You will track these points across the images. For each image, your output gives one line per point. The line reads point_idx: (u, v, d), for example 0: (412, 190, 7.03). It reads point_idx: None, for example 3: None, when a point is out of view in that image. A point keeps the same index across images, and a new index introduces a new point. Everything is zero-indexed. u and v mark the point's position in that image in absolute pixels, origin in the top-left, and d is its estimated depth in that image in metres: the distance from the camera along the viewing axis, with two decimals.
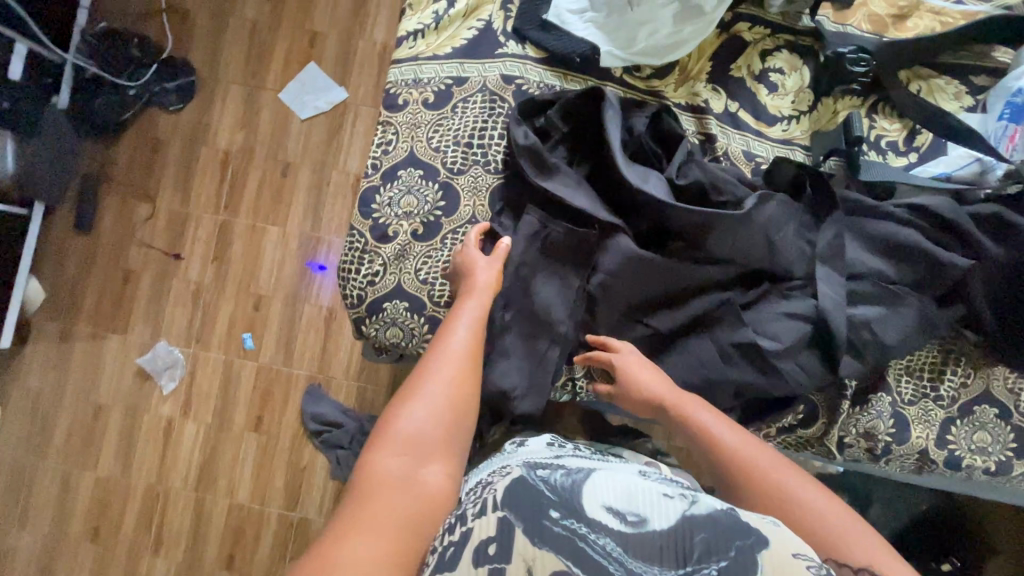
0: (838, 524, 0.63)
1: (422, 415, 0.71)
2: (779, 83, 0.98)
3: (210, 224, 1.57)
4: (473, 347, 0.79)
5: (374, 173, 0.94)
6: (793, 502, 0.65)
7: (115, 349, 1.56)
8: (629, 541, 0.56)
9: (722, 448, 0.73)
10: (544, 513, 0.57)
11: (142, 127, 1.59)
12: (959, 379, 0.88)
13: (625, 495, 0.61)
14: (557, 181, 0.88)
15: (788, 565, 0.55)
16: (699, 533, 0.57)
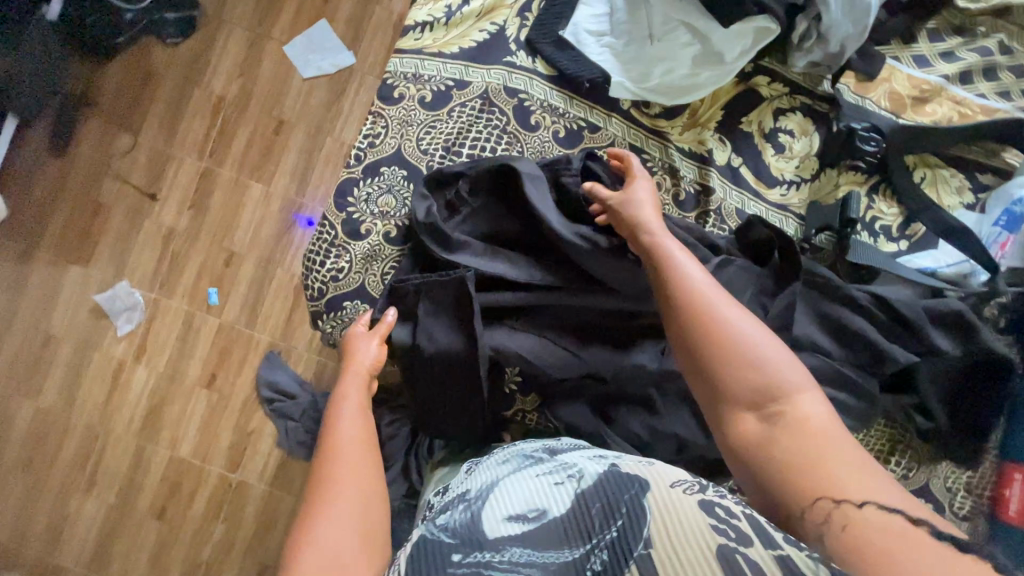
0: (791, 378, 0.68)
1: (337, 519, 0.69)
2: (787, 145, 1.09)
3: (192, 170, 1.51)
4: (363, 437, 0.84)
5: (355, 167, 1.08)
6: (750, 349, 0.71)
7: (75, 281, 1.51)
8: (532, 539, 0.65)
9: (688, 287, 0.79)
10: (447, 559, 0.63)
11: (135, 56, 1.51)
12: (901, 468, 1.00)
13: (515, 499, 0.71)
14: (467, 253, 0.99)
15: (678, 499, 0.63)
16: (594, 503, 0.67)
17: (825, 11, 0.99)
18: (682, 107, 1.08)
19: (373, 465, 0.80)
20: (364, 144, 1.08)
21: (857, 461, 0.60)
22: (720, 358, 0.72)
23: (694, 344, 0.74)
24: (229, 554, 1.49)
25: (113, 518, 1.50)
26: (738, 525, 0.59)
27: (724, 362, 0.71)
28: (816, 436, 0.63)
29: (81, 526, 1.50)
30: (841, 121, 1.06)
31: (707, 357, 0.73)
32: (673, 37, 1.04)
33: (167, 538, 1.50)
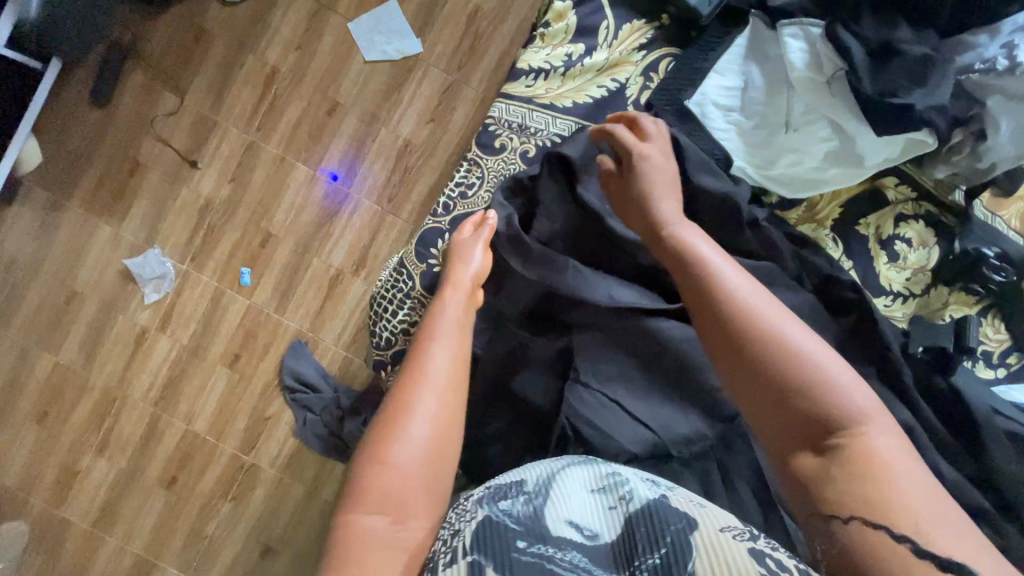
0: (857, 397, 0.59)
1: (412, 447, 0.66)
2: (901, 255, 0.93)
3: (236, 141, 1.44)
4: (455, 366, 0.75)
5: (444, 217, 1.00)
6: (812, 370, 0.61)
7: (104, 240, 1.45)
8: (596, 553, 0.58)
9: (729, 289, 0.69)
10: (511, 544, 0.56)
11: (189, 12, 1.43)
12: None
13: (580, 509, 0.62)
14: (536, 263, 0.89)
15: (724, 547, 0.56)
16: (638, 527, 0.59)
17: (992, 134, 0.84)
18: (802, 200, 0.94)
19: (462, 398, 0.74)
20: (454, 193, 1.01)
21: (929, 510, 0.50)
22: (777, 380, 0.62)
23: (741, 345, 0.64)
24: (233, 531, 1.50)
25: (122, 482, 1.50)
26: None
27: (783, 384, 0.61)
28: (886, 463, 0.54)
29: (88, 485, 1.50)
30: (965, 242, 0.91)
31: (758, 372, 0.63)
32: (813, 128, 0.89)
33: (173, 508, 1.50)
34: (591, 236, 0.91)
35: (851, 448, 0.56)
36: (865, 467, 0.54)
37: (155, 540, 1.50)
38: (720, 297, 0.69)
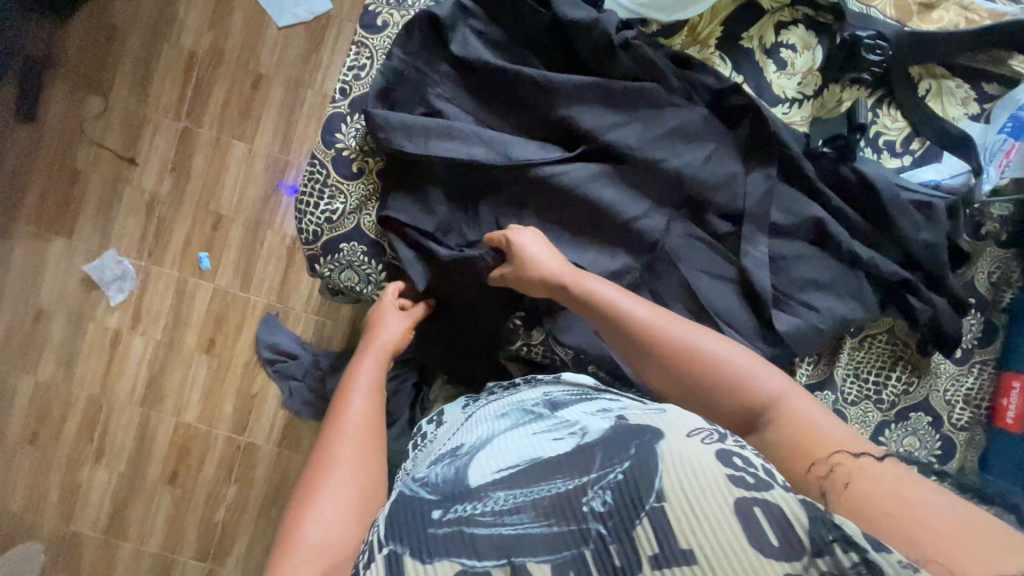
0: (772, 385, 0.57)
1: (329, 512, 0.55)
2: (787, 60, 0.79)
3: (169, 131, 1.45)
4: (373, 412, 0.67)
5: (342, 100, 0.74)
6: (720, 373, 0.59)
7: (59, 254, 1.47)
8: (521, 482, 0.51)
9: (652, 329, 0.63)
10: (426, 519, 0.51)
11: (98, 13, 1.44)
12: (901, 384, 0.84)
13: (509, 453, 0.56)
14: (417, 148, 0.70)
15: (693, 453, 0.48)
16: (595, 448, 0.51)
17: None
18: None
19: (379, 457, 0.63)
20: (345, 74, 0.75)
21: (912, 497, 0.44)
22: (693, 386, 0.60)
23: (670, 373, 0.62)
24: (243, 513, 1.51)
25: (125, 487, 1.51)
26: (758, 474, 0.46)
27: (695, 388, 0.60)
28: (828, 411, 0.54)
29: (93, 496, 1.51)
30: None
31: (668, 394, 0.63)
32: None
33: (180, 503, 1.52)
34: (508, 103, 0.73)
35: (751, 408, 0.56)
36: (855, 496, 0.45)
37: (169, 538, 1.52)
38: (643, 345, 0.64)
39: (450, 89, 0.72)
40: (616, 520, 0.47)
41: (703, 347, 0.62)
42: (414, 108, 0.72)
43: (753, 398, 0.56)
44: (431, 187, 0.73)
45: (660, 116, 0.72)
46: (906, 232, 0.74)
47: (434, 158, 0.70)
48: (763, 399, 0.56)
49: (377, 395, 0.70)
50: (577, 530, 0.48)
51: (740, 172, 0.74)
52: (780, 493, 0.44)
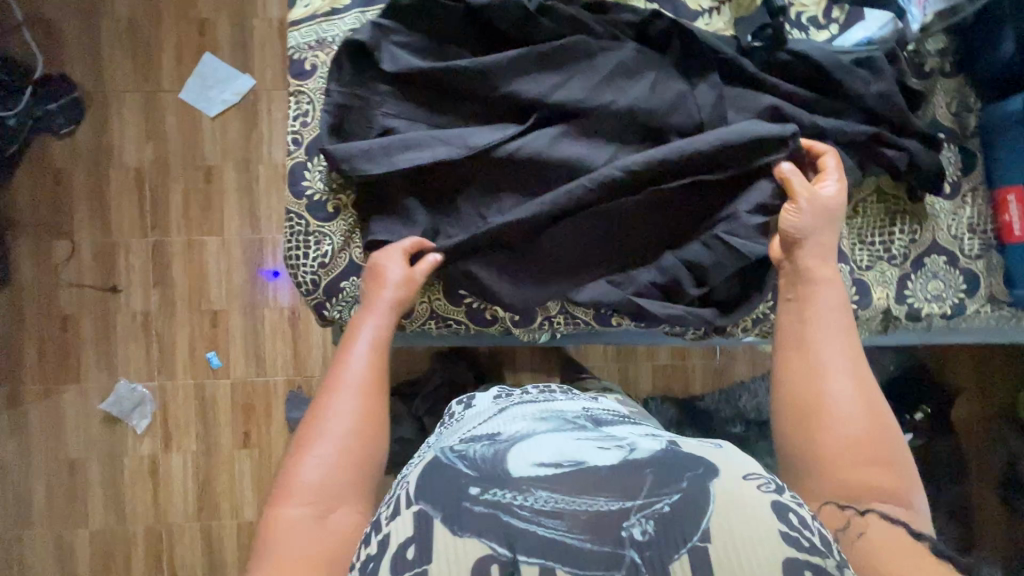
0: (886, 481, 0.59)
1: (327, 451, 0.60)
2: None
3: (141, 249, 1.47)
4: (376, 368, 0.68)
5: (297, 150, 0.75)
6: (825, 411, 0.62)
7: (73, 401, 1.46)
8: (566, 483, 0.52)
9: (812, 365, 0.66)
10: (462, 492, 0.52)
11: (37, 160, 1.46)
12: (907, 235, 0.86)
13: (552, 450, 0.56)
14: (380, 165, 0.72)
15: (752, 497, 0.51)
16: (646, 469, 0.53)
17: None
18: None
19: (380, 414, 0.65)
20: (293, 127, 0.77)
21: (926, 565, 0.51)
22: (808, 402, 0.64)
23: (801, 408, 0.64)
24: None
25: None
26: (812, 538, 0.50)
27: (806, 420, 0.63)
28: (908, 496, 0.58)
29: None
30: None
31: (787, 397, 0.66)
32: None
33: None
34: (453, 97, 0.75)
35: (856, 450, 0.60)
36: (875, 545, 0.53)
37: None
38: (790, 377, 0.66)
39: (396, 106, 0.74)
40: (655, 548, 0.48)
41: (831, 377, 0.65)
42: (370, 132, 0.74)
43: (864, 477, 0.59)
44: (410, 200, 0.74)
45: (596, 64, 0.75)
46: (860, 91, 0.76)
47: (396, 166, 0.72)
48: (867, 441, 0.61)
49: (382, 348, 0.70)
50: (612, 550, 0.48)
51: (687, 90, 0.76)
52: (830, 562, 0.48)
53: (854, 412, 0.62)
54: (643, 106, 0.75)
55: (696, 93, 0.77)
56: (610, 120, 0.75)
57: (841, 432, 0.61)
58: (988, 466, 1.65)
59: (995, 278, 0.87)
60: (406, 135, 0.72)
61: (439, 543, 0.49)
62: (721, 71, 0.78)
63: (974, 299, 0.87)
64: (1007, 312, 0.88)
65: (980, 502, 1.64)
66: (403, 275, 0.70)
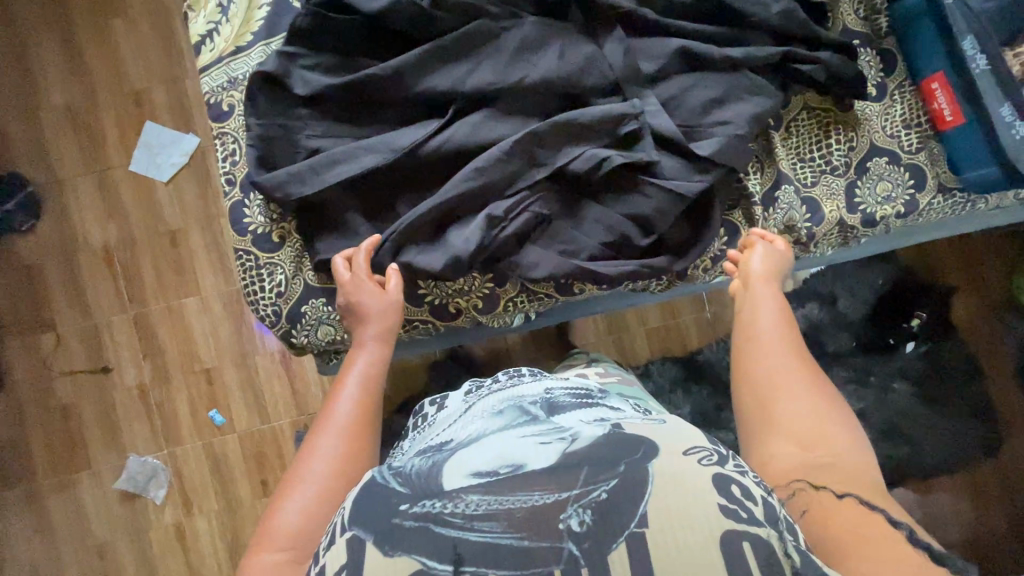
0: (842, 444, 0.62)
1: (305, 493, 0.57)
2: None
3: (125, 324, 1.48)
4: (364, 409, 0.66)
5: (233, 189, 0.77)
6: (772, 390, 0.68)
7: (89, 486, 1.47)
8: (505, 486, 0.50)
9: (766, 349, 0.73)
10: (394, 509, 0.50)
11: (7, 261, 1.48)
12: (844, 144, 0.87)
13: (495, 454, 0.54)
14: (315, 185, 0.73)
15: (686, 472, 0.50)
16: (583, 459, 0.52)
17: None
18: None
19: (366, 455, 0.62)
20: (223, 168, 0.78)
21: (873, 529, 0.52)
22: (765, 386, 0.69)
23: (757, 381, 0.70)
24: None
25: None
26: (751, 509, 0.49)
27: (759, 394, 0.69)
28: (865, 472, 0.60)
29: None
30: None
31: (741, 383, 0.72)
32: None
33: None
34: (375, 105, 0.77)
35: (811, 426, 0.64)
36: (823, 517, 0.54)
37: None
38: (747, 361, 0.73)
39: (319, 126, 0.76)
40: (592, 542, 0.47)
41: (782, 361, 0.71)
42: (299, 156, 0.75)
43: (819, 440, 0.62)
44: (352, 213, 0.76)
45: (503, 44, 0.76)
46: (759, 15, 0.77)
47: (331, 181, 0.73)
48: (823, 425, 0.64)
49: (370, 387, 0.69)
50: (549, 547, 0.47)
51: (596, 49, 0.78)
52: (769, 533, 0.47)
53: (805, 394, 0.67)
54: (556, 74, 0.76)
55: (605, 50, 0.78)
56: (528, 94, 0.76)
57: (795, 410, 0.65)
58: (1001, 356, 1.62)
59: (941, 167, 0.87)
60: (335, 151, 0.73)
61: (371, 564, 0.47)
62: (625, 23, 0.79)
63: (925, 192, 0.88)
64: (960, 198, 0.88)
65: (1001, 395, 1.61)
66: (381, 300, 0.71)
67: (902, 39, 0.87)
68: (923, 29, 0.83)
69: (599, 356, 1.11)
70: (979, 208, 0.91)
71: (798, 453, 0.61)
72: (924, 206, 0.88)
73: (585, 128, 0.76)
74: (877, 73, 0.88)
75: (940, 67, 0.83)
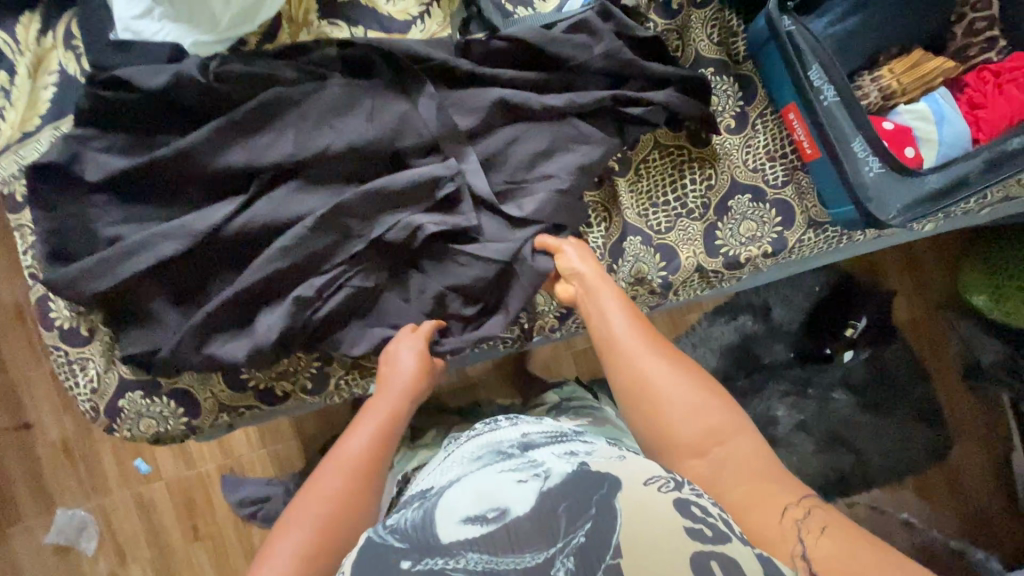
0: (741, 440, 0.55)
1: (284, 553, 0.53)
2: None
3: (40, 377, 1.40)
4: (371, 453, 0.62)
5: (37, 283, 0.73)
6: (652, 396, 0.59)
7: (18, 543, 1.40)
8: (500, 536, 0.45)
9: (626, 351, 0.63)
10: (393, 565, 0.44)
11: None
12: (700, 184, 0.80)
13: (474, 495, 0.49)
14: (109, 280, 0.68)
15: (658, 507, 0.45)
16: (559, 502, 0.46)
17: None
18: None
19: (362, 510, 0.59)
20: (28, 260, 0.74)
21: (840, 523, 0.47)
22: (648, 390, 0.60)
23: (634, 390, 0.61)
24: None
25: None
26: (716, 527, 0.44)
27: (641, 404, 0.60)
28: (773, 467, 0.53)
29: None
30: None
31: (618, 391, 0.63)
32: None
33: None
34: (175, 184, 0.71)
35: (701, 427, 0.56)
36: (831, 528, 0.46)
37: None
38: (615, 368, 0.63)
39: (118, 213, 0.71)
40: None
41: (646, 362, 0.62)
42: (98, 246, 0.70)
43: (720, 441, 0.55)
44: (157, 302, 0.71)
45: (307, 111, 0.70)
46: (579, 60, 0.72)
47: (126, 274, 0.68)
48: (709, 424, 0.56)
49: (386, 431, 0.65)
50: None
51: (410, 107, 0.72)
52: (760, 551, 0.44)
53: (682, 390, 0.59)
54: (364, 138, 0.70)
55: (419, 107, 0.72)
56: (335, 162, 0.71)
57: (682, 409, 0.58)
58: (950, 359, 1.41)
59: (809, 201, 0.80)
60: (128, 240, 0.68)
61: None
62: (441, 78, 0.74)
63: (794, 230, 0.80)
64: (833, 231, 0.81)
65: (952, 405, 1.41)
66: (415, 361, 0.69)
67: (758, 64, 0.80)
68: (772, 59, 0.76)
69: (574, 392, 0.87)
70: (857, 240, 0.84)
71: (702, 465, 0.54)
72: (795, 243, 0.81)
73: (397, 196, 0.70)
74: (733, 104, 0.81)
75: (792, 97, 0.76)
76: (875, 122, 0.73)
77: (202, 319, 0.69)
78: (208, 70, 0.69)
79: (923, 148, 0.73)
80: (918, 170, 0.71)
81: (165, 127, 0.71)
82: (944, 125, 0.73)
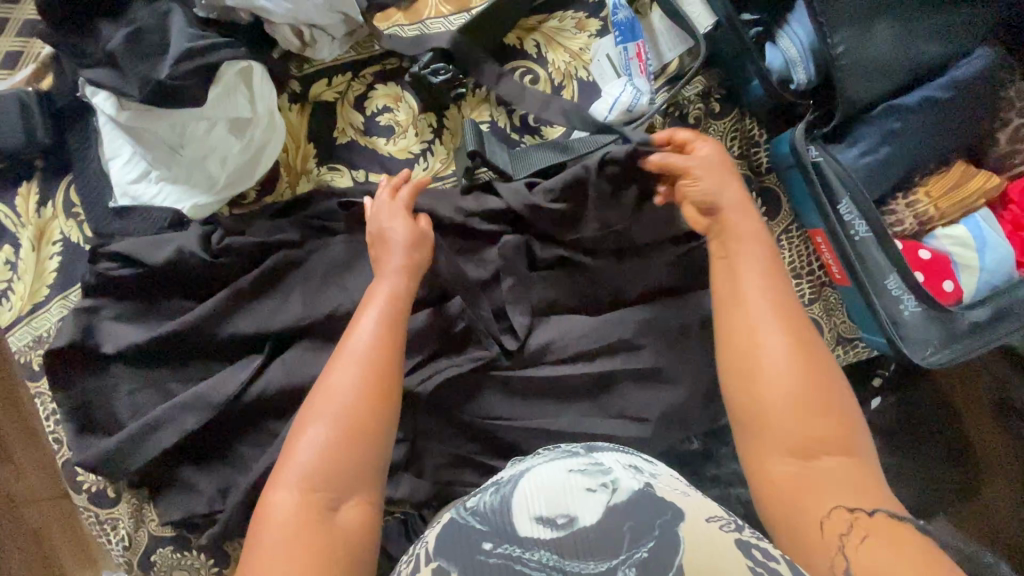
0: (832, 409, 0.50)
1: (313, 437, 0.50)
2: (392, 124, 0.73)
3: None
4: (388, 332, 0.56)
5: (62, 447, 0.74)
6: (753, 347, 0.53)
7: None
8: (567, 544, 0.43)
9: (742, 284, 0.56)
10: (474, 548, 0.43)
11: None
12: None
13: (546, 488, 0.46)
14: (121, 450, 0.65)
15: (712, 541, 0.43)
16: (624, 521, 0.44)
17: None
18: None
19: (391, 388, 0.54)
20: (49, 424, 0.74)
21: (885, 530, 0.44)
22: (754, 342, 0.53)
23: (740, 335, 0.54)
24: None
25: None
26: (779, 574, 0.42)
27: (744, 365, 0.53)
28: (856, 447, 0.49)
29: None
30: None
31: (721, 326, 0.56)
32: None
33: None
34: (175, 352, 0.68)
35: (797, 396, 0.50)
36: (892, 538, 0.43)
37: None
38: (729, 310, 0.56)
39: (128, 380, 0.67)
40: None
41: (772, 320, 0.54)
42: (125, 414, 0.67)
43: (808, 405, 0.50)
44: (174, 473, 0.69)
45: (318, 273, 0.69)
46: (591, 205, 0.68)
47: (136, 448, 0.65)
48: (811, 383, 0.51)
49: (399, 308, 0.59)
50: None
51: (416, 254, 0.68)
52: None
53: (783, 348, 0.52)
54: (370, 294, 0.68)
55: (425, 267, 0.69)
56: (345, 320, 0.68)
57: (778, 380, 0.51)
58: (981, 387, 1.04)
59: (838, 318, 0.76)
60: (145, 418, 0.65)
61: None
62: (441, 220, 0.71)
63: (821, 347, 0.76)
64: (862, 346, 0.77)
65: None
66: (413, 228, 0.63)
67: (782, 179, 0.74)
68: (796, 183, 0.71)
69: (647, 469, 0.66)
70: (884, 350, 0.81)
71: (796, 434, 0.49)
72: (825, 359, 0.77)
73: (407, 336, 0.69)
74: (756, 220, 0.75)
75: (821, 223, 0.70)
76: (911, 250, 0.68)
77: (245, 497, 0.66)
78: (212, 242, 0.67)
79: (961, 277, 0.68)
80: (953, 306, 0.67)
81: (168, 292, 0.69)
82: (986, 251, 0.68)
